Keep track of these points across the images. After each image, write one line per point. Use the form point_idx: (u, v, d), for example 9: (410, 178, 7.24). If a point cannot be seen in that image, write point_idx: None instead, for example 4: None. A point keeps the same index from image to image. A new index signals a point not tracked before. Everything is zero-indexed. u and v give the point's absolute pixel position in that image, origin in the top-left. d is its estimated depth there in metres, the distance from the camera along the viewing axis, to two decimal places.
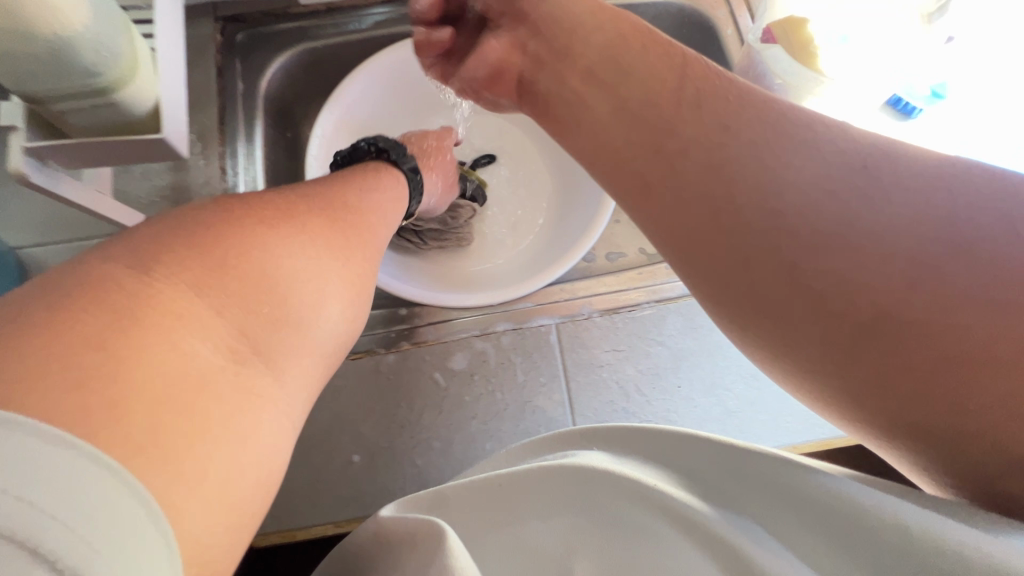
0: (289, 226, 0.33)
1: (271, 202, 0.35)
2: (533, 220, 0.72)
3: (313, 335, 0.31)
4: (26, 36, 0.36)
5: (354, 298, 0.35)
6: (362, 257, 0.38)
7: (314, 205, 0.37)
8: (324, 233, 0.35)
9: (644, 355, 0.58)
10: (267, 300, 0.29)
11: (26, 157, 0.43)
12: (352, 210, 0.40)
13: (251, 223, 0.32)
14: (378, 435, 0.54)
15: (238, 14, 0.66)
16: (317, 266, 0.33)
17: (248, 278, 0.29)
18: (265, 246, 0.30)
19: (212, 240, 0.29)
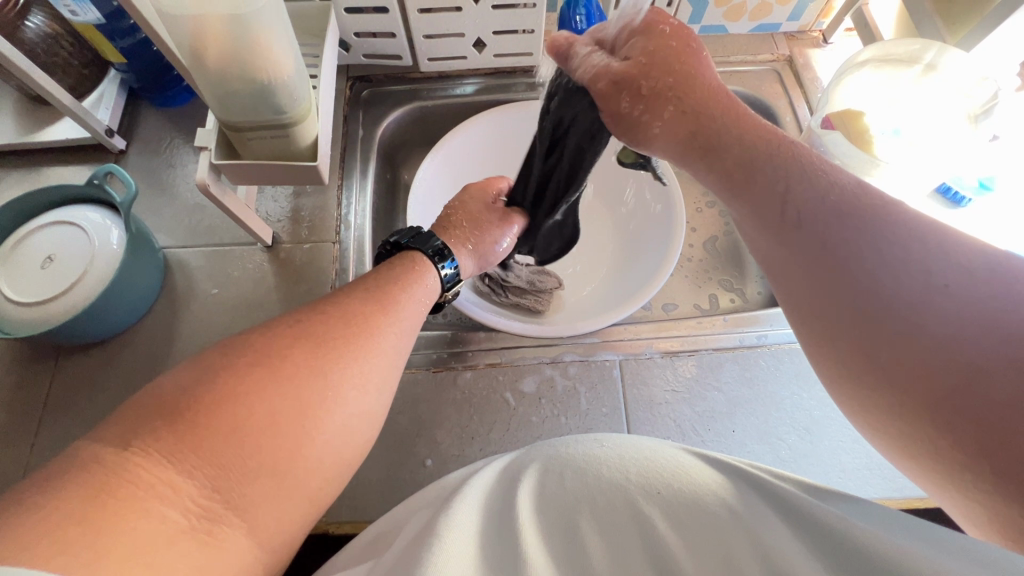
0: (281, 365, 0.35)
1: (266, 340, 0.36)
2: (599, 270, 0.78)
3: (295, 477, 0.33)
4: (246, 79, 0.46)
5: (350, 432, 0.37)
6: (365, 383, 0.38)
7: (316, 330, 0.38)
8: (321, 364, 0.36)
9: (701, 398, 0.62)
10: (247, 455, 0.31)
11: (209, 169, 0.52)
12: (365, 324, 0.41)
13: (248, 372, 0.33)
14: (451, 443, 0.60)
15: (366, 76, 0.79)
16: (306, 411, 0.34)
17: (228, 443, 0.31)
18: (255, 400, 0.32)
19: (207, 404, 0.31)
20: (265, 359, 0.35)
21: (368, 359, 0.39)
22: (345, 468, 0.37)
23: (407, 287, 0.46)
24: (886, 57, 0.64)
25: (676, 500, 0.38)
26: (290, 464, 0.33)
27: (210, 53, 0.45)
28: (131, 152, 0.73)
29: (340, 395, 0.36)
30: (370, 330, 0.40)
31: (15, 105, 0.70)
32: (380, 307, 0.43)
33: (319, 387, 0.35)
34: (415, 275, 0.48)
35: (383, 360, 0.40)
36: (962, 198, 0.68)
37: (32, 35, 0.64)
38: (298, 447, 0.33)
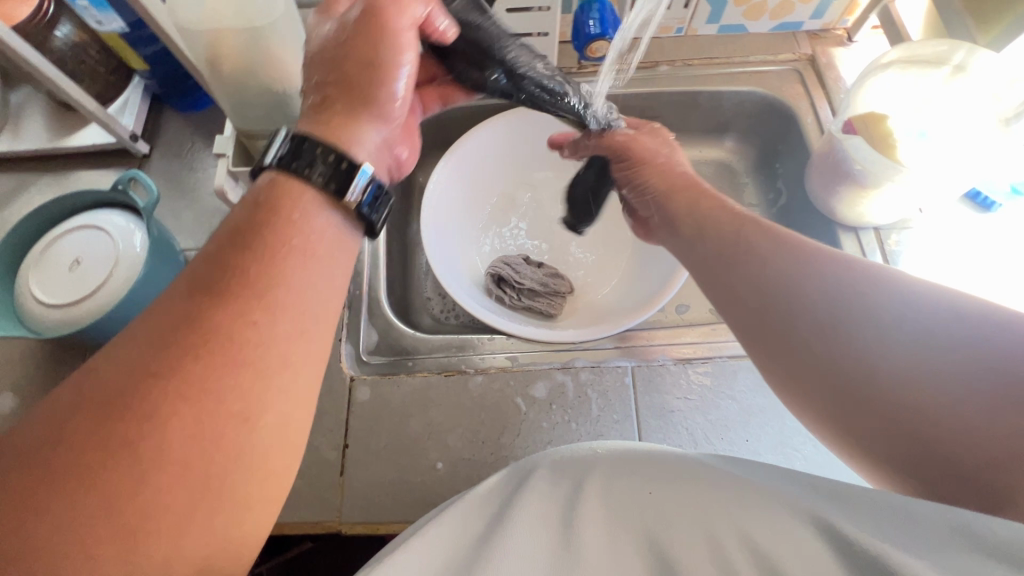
0: (98, 411, 0.29)
1: (82, 386, 0.30)
2: (612, 275, 0.78)
3: (192, 512, 0.29)
4: (262, 89, 0.47)
5: (249, 428, 0.31)
6: (272, 360, 0.33)
7: (140, 352, 0.31)
8: (157, 389, 0.30)
9: (715, 407, 0.61)
10: (95, 527, 0.27)
11: (227, 177, 0.54)
12: (217, 310, 0.32)
13: (60, 434, 0.28)
14: (461, 447, 0.60)
15: None
16: (161, 450, 0.29)
17: (101, 501, 0.27)
18: (75, 467, 0.27)
19: (59, 464, 0.27)
20: (75, 414, 0.29)
21: (235, 342, 0.32)
22: (264, 472, 0.32)
23: (279, 235, 0.35)
24: (913, 58, 0.62)
25: (670, 495, 0.38)
26: (171, 512, 0.29)
27: (226, 66, 0.46)
28: (154, 156, 0.75)
29: (201, 409, 0.30)
30: (230, 303, 0.32)
31: (46, 112, 0.73)
32: (241, 275, 0.33)
33: (202, 404, 0.30)
34: (291, 213, 0.36)
35: (262, 339, 0.32)
36: (992, 203, 0.67)
37: (61, 45, 0.66)
38: (173, 484, 0.29)
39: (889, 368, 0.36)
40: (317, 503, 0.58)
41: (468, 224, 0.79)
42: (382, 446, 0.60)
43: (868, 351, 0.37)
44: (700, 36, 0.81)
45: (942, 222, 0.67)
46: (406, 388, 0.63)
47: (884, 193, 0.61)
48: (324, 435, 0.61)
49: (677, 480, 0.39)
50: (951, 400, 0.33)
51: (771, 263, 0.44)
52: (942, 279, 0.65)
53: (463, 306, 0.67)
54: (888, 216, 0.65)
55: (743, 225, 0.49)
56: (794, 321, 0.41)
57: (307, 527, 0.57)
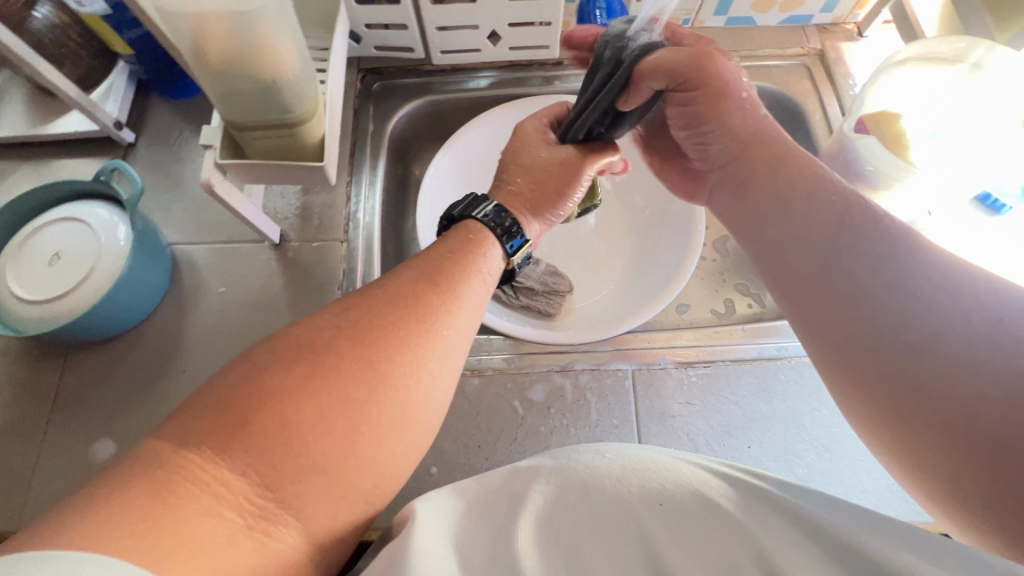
0: (325, 359, 0.37)
1: (309, 336, 0.38)
2: (612, 273, 0.76)
3: (352, 471, 0.36)
4: (250, 78, 0.45)
5: (405, 421, 0.39)
6: (419, 372, 0.40)
7: (357, 324, 0.39)
8: (368, 360, 0.38)
9: (716, 412, 0.60)
10: (297, 454, 0.34)
11: (215, 170, 0.51)
12: (416, 308, 0.41)
13: (290, 375, 0.36)
14: (456, 451, 0.58)
15: (378, 68, 0.77)
16: (357, 415, 0.36)
17: (296, 433, 0.34)
18: (302, 401, 0.35)
19: (252, 407, 0.34)
20: (304, 360, 0.37)
21: (420, 345, 0.40)
22: (402, 461, 0.40)
23: (464, 265, 0.46)
24: (929, 55, 0.60)
25: (679, 507, 0.35)
26: (341, 467, 0.35)
27: (213, 51, 0.43)
28: (140, 145, 0.72)
29: (391, 388, 0.38)
30: (425, 312, 0.41)
31: (26, 97, 0.70)
32: (433, 288, 0.43)
33: (360, 399, 0.37)
34: (476, 249, 0.47)
35: (438, 349, 0.41)
36: (1003, 206, 0.64)
37: (39, 26, 0.63)
38: (353, 441, 0.36)
39: (954, 369, 0.35)
40: None
41: None
42: None
43: (958, 369, 0.35)
44: (707, 28, 0.78)
45: (950, 224, 0.67)
46: None
47: (894, 194, 0.62)
48: None
49: (687, 495, 0.36)
50: (1007, 420, 0.33)
51: (860, 253, 0.41)
52: None
53: None
54: (897, 218, 0.64)
55: (830, 204, 0.44)
56: (882, 317, 0.39)
57: None
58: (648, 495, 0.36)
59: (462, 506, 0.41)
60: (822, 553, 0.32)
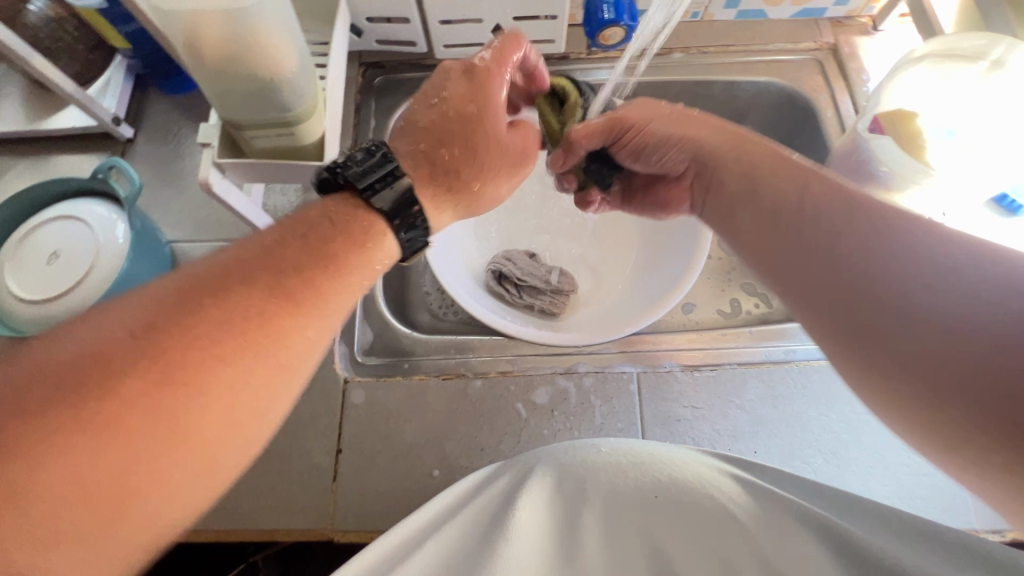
0: (121, 386, 0.30)
1: (108, 346, 0.31)
2: (616, 272, 0.75)
3: (120, 527, 0.29)
4: (248, 76, 0.43)
5: (202, 458, 0.32)
6: (236, 406, 0.34)
7: (173, 340, 0.32)
8: (179, 389, 0.31)
9: (723, 416, 0.59)
10: (54, 509, 0.27)
11: (213, 170, 0.50)
12: (263, 328, 0.35)
13: (63, 404, 0.28)
14: (459, 454, 0.58)
15: (379, 62, 0.75)
16: (144, 463, 0.30)
17: (67, 484, 0.28)
18: (77, 441, 0.28)
19: (5, 445, 0.27)
20: (97, 382, 0.29)
21: (257, 377, 0.34)
22: (192, 507, 0.33)
23: (332, 274, 0.39)
24: (949, 52, 0.58)
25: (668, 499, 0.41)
26: (112, 520, 0.29)
27: (209, 49, 0.42)
28: (139, 140, 0.71)
29: (199, 429, 0.32)
30: (273, 336, 0.35)
31: (23, 91, 0.69)
32: (287, 306, 0.36)
33: (165, 452, 0.30)
34: (355, 256, 0.41)
35: (267, 375, 0.35)
36: None
37: (34, 19, 0.64)
38: (130, 494, 0.29)
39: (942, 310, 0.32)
40: (310, 510, 0.56)
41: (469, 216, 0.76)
42: (378, 452, 0.58)
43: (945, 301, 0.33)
44: (717, 21, 0.76)
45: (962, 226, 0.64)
46: (402, 393, 0.60)
47: (912, 196, 0.59)
48: (317, 440, 0.58)
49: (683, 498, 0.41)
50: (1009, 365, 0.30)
51: (834, 239, 0.38)
52: None
53: (462, 305, 0.64)
54: None
55: (796, 196, 0.41)
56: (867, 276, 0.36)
57: (299, 535, 0.55)
58: (645, 490, 0.42)
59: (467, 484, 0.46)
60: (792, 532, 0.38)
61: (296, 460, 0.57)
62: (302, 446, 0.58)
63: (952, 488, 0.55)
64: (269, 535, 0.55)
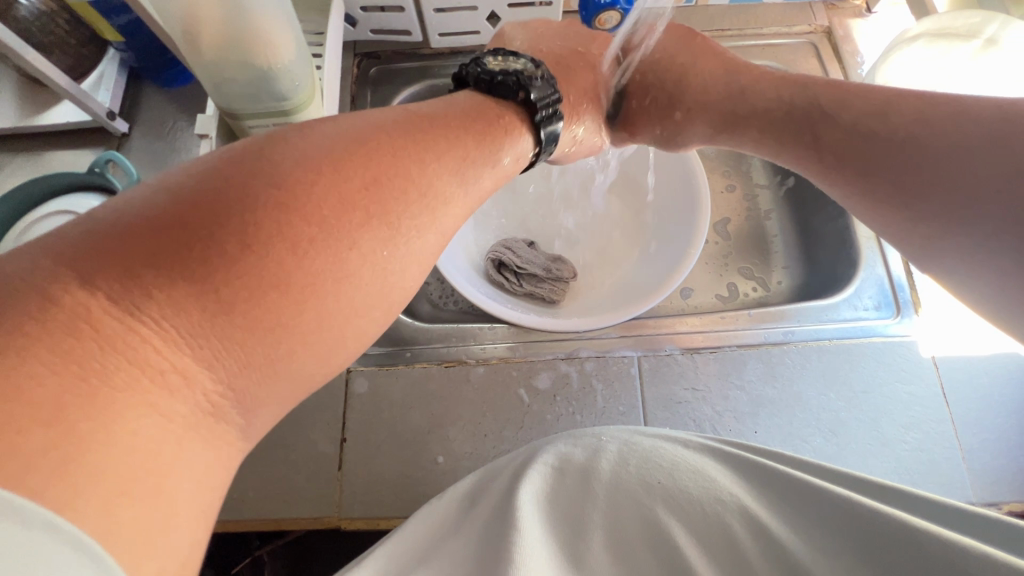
0: (291, 220, 0.30)
1: (285, 174, 0.31)
2: (614, 258, 0.75)
3: (277, 371, 0.30)
4: (245, 66, 0.43)
5: (353, 317, 0.32)
6: (387, 265, 0.34)
7: (338, 182, 0.32)
8: (334, 233, 0.31)
9: (723, 397, 0.60)
10: (240, 342, 0.28)
11: None
12: (406, 186, 0.35)
13: (238, 225, 0.28)
14: (463, 440, 0.58)
15: (374, 52, 0.75)
16: (308, 309, 0.30)
17: (242, 312, 0.28)
18: (259, 267, 0.28)
19: (233, 263, 0.28)
20: (273, 210, 0.30)
21: (399, 238, 0.34)
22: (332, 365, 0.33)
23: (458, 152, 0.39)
24: (941, 31, 0.59)
25: (672, 483, 0.42)
26: (281, 359, 0.30)
27: (205, 39, 0.41)
28: (134, 134, 0.71)
29: (358, 278, 0.32)
30: (408, 200, 0.35)
31: (14, 87, 0.68)
32: (426, 168, 0.36)
33: (358, 282, 0.32)
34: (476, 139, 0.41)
35: (411, 240, 0.35)
36: None
37: (27, 13, 0.59)
38: (294, 333, 0.30)
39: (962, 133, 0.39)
40: (317, 498, 0.56)
41: (467, 205, 0.76)
42: (383, 440, 0.58)
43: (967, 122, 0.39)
44: (711, 6, 0.76)
45: None
46: (405, 381, 0.61)
47: None
48: (322, 429, 0.59)
49: (688, 484, 0.41)
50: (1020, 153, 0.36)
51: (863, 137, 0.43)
52: None
53: (463, 294, 0.64)
54: None
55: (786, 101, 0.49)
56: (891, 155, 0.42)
57: (305, 523, 0.56)
58: (646, 478, 0.42)
59: (468, 490, 0.47)
60: (797, 510, 0.39)
61: (302, 449, 0.58)
62: (307, 435, 0.58)
63: (948, 462, 0.56)
64: (276, 525, 0.56)
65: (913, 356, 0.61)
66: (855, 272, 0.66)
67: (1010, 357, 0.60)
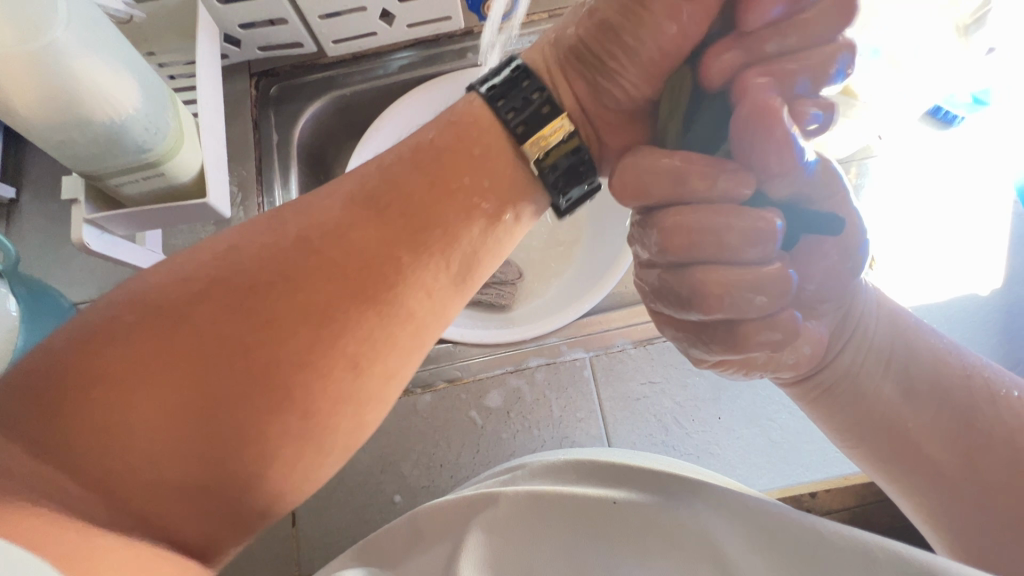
0: (185, 331, 0.30)
1: (188, 290, 0.31)
2: (560, 252, 0.72)
3: (215, 475, 0.29)
4: (85, 121, 0.38)
5: (289, 414, 0.31)
6: (312, 350, 0.31)
7: (240, 283, 0.31)
8: (240, 330, 0.30)
9: (682, 387, 0.57)
10: (141, 460, 0.28)
11: (87, 227, 0.45)
12: (322, 255, 0.32)
13: (136, 343, 0.29)
14: (418, 475, 0.55)
15: (270, 69, 0.69)
16: (212, 415, 0.29)
17: (145, 430, 0.28)
18: (146, 385, 0.29)
19: (78, 377, 0.29)
20: (169, 326, 0.30)
21: (323, 317, 0.32)
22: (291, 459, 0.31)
23: (415, 196, 0.34)
24: None
25: (632, 512, 0.37)
26: (207, 466, 0.29)
27: (27, 100, 0.36)
28: (22, 198, 0.65)
29: (266, 369, 0.30)
30: (331, 273, 0.32)
31: None
32: (356, 235, 0.33)
33: (271, 382, 0.30)
34: (439, 174, 0.34)
35: (335, 318, 0.32)
36: (954, 117, 0.63)
37: None
38: (212, 442, 0.29)
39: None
40: (273, 562, 0.53)
41: None
42: (333, 488, 0.55)
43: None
44: None
45: (904, 146, 0.63)
46: None
47: (838, 129, 0.58)
48: None
49: (650, 509, 0.37)
50: None
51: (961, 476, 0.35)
52: (907, 208, 0.62)
53: None
54: (847, 148, 0.61)
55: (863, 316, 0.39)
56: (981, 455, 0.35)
57: None
58: (603, 496, 0.38)
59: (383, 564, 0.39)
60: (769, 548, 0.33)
61: None
62: None
63: None
64: None
65: None
66: None
67: (967, 299, 0.58)
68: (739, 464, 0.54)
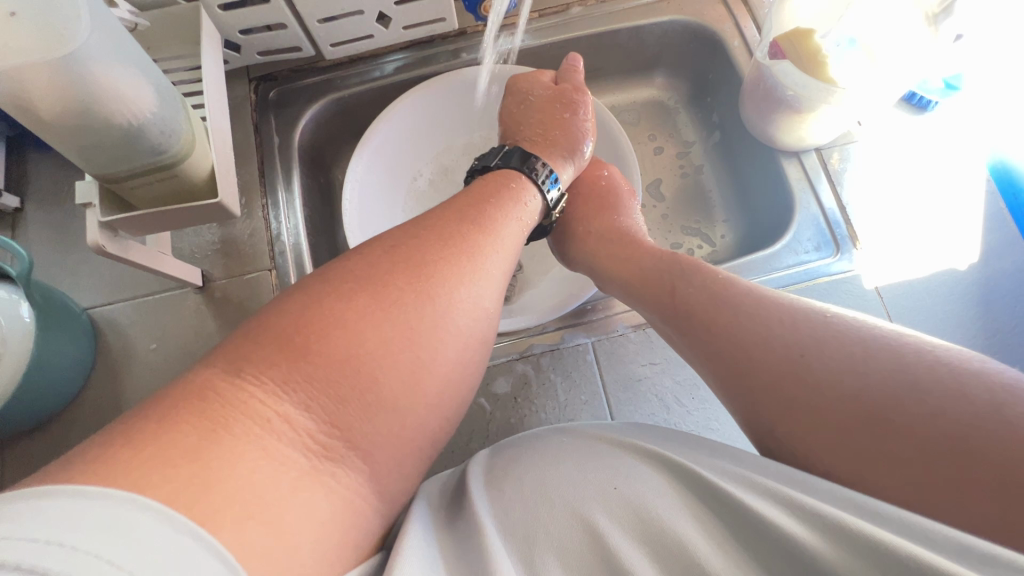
0: (384, 289, 0.40)
1: (372, 265, 0.42)
2: None
3: (411, 399, 0.38)
4: (104, 124, 0.40)
5: (452, 355, 0.42)
6: (463, 305, 0.43)
7: (410, 256, 0.43)
8: (422, 286, 0.41)
9: (681, 366, 0.59)
10: (362, 385, 0.36)
11: (102, 231, 0.46)
12: (458, 239, 0.46)
13: (351, 296, 0.39)
14: (430, 461, 0.57)
15: (269, 74, 0.70)
16: (414, 347, 0.39)
17: (370, 359, 0.37)
18: (364, 326, 0.38)
19: (308, 322, 0.36)
20: (370, 289, 0.40)
21: (466, 278, 0.44)
22: (444, 396, 0.41)
23: (504, 208, 0.52)
24: None
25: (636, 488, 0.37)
26: (408, 389, 0.38)
27: (48, 106, 0.38)
28: (27, 207, 0.66)
29: (442, 316, 0.41)
30: (463, 250, 0.45)
31: None
32: (479, 230, 0.48)
33: (435, 329, 0.41)
34: (511, 199, 0.53)
35: (477, 280, 0.45)
36: (929, 102, 0.66)
37: None
38: (411, 371, 0.39)
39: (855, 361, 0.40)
40: None
41: (398, 216, 0.75)
42: None
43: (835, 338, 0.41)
44: None
45: (882, 130, 0.67)
46: None
47: (821, 116, 0.61)
48: None
49: (653, 486, 0.37)
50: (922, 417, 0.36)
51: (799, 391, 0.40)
52: (888, 189, 0.65)
53: None
54: (830, 134, 0.64)
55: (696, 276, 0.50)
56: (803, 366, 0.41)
57: None
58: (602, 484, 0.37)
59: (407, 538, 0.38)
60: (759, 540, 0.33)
61: None
62: None
63: None
64: None
65: (858, 291, 0.61)
66: (792, 215, 0.65)
67: (948, 274, 0.61)
68: (737, 438, 0.56)
